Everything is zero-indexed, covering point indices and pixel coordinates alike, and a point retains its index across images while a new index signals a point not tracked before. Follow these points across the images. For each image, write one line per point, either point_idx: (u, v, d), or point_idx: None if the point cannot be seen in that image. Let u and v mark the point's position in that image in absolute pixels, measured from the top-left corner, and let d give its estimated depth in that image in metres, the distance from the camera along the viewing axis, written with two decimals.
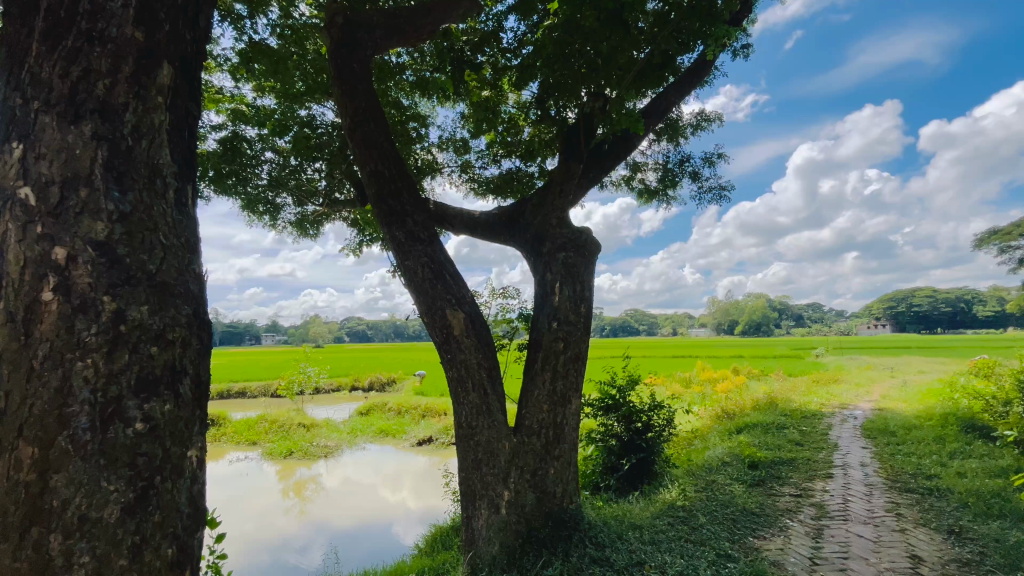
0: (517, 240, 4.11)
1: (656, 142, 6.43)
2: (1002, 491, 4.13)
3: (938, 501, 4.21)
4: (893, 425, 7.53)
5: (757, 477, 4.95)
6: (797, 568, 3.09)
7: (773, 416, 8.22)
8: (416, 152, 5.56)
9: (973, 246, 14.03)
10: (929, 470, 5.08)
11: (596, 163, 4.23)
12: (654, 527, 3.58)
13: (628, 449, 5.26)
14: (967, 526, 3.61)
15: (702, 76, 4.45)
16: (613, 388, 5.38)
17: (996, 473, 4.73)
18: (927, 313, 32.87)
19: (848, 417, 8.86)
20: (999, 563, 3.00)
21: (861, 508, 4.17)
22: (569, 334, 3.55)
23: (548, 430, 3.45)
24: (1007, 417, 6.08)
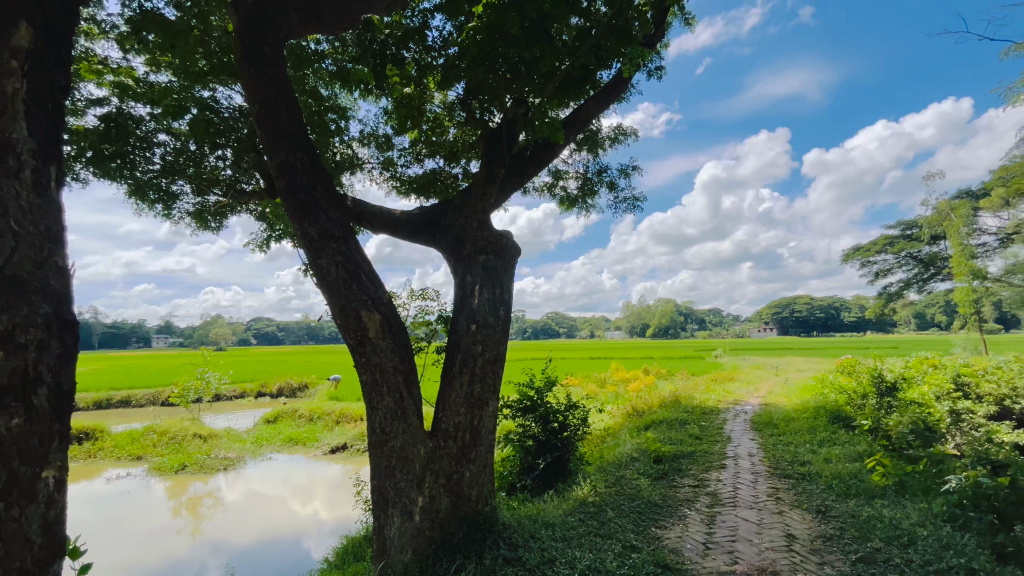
0: (437, 242, 4.06)
1: (576, 152, 6.69)
2: (859, 473, 4.76)
3: (809, 484, 4.78)
4: (776, 418, 8.44)
5: (661, 471, 5.30)
6: (692, 553, 3.34)
7: (677, 413, 8.87)
8: (334, 145, 5.31)
9: (842, 262, 16.17)
10: (803, 457, 5.75)
11: (518, 168, 4.31)
12: (565, 524, 3.68)
13: (543, 449, 5.38)
14: (831, 505, 4.12)
15: (620, 92, 4.66)
16: (531, 390, 5.48)
17: (854, 457, 5.46)
18: (805, 318, 37.29)
19: (740, 411, 9.81)
20: (853, 536, 3.45)
21: (747, 494, 4.62)
22: (487, 337, 3.56)
23: (464, 433, 3.44)
24: (864, 409, 7.06)
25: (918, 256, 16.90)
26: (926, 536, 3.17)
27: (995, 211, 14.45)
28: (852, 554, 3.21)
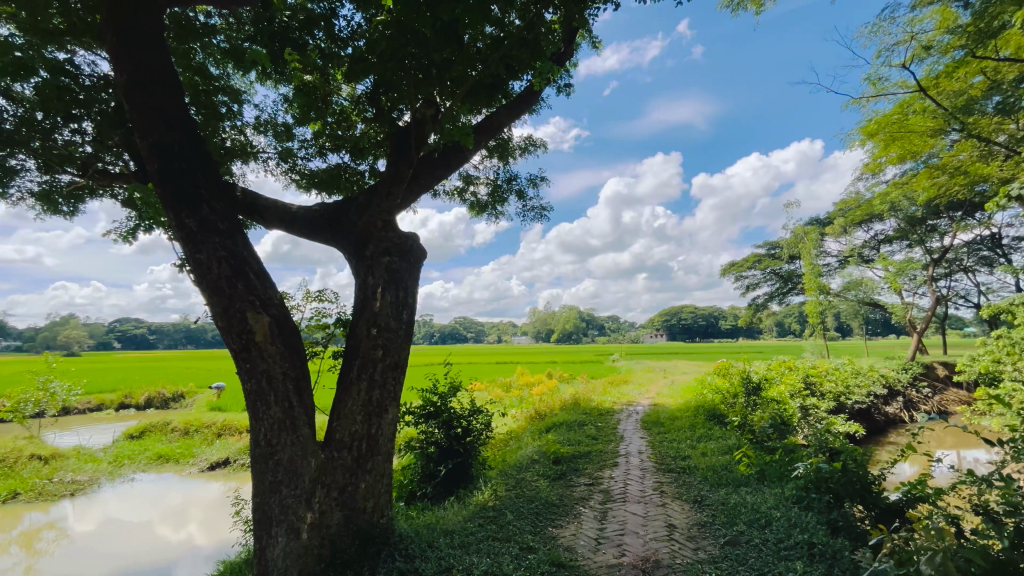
0: (338, 241, 3.86)
1: (488, 158, 6.77)
2: (729, 464, 5.34)
3: (688, 476, 5.26)
4: (663, 416, 9.19)
5: (559, 471, 5.50)
6: (585, 549, 3.50)
7: (576, 415, 9.31)
8: (223, 130, 4.83)
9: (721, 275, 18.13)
10: (684, 452, 6.32)
11: (426, 170, 4.25)
12: (464, 530, 3.66)
13: (445, 455, 5.32)
14: (705, 495, 4.57)
15: (530, 105, 4.78)
16: (435, 395, 5.36)
17: (726, 450, 6.12)
18: (689, 325, 41.17)
19: (633, 411, 10.55)
20: (722, 521, 3.85)
21: (636, 489, 4.96)
22: (389, 342, 3.43)
23: (360, 442, 3.28)
24: (735, 406, 7.95)
25: (779, 272, 19.50)
26: (779, 517, 3.63)
27: (837, 237, 17.16)
28: (721, 538, 3.57)
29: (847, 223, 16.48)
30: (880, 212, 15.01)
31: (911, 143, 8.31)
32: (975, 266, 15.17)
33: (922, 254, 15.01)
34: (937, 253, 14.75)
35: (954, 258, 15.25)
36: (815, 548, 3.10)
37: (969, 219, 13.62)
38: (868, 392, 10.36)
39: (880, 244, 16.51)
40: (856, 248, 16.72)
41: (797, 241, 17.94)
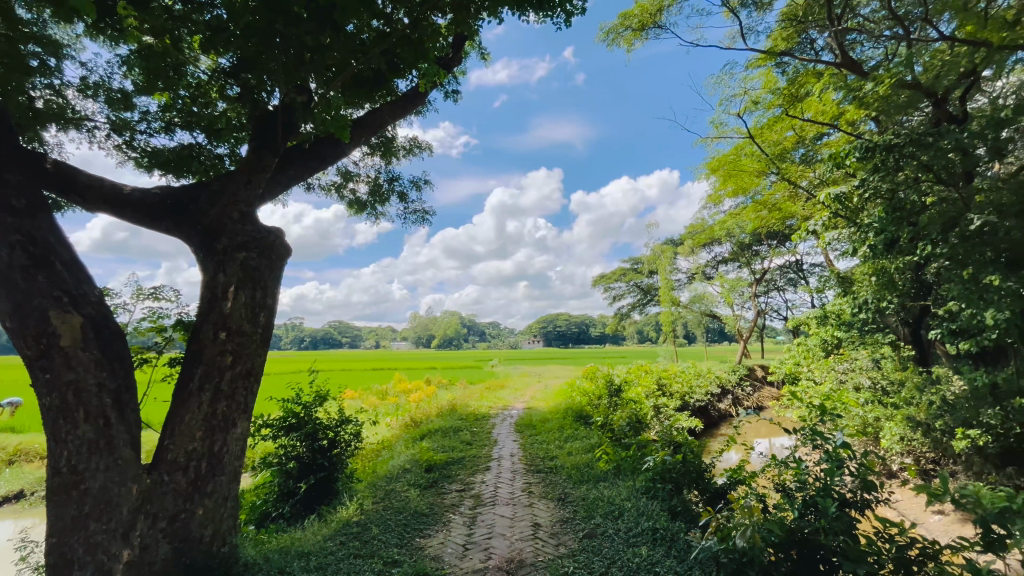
0: (181, 231, 3.38)
1: (369, 155, 6.49)
2: (591, 461, 5.76)
3: (555, 475, 5.56)
4: (535, 419, 9.60)
5: (431, 479, 5.42)
6: (451, 557, 3.48)
7: (452, 421, 9.29)
8: (32, 87, 3.93)
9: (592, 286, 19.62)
10: (552, 452, 6.65)
11: (295, 162, 3.93)
12: (323, 550, 3.40)
13: (307, 470, 4.91)
14: (568, 492, 4.86)
15: (417, 105, 4.68)
16: (298, 406, 4.92)
17: (589, 448, 6.59)
18: (563, 332, 43.74)
19: (507, 415, 10.84)
20: (582, 516, 4.13)
21: (505, 491, 5.09)
22: (240, 347, 3.07)
23: (199, 462, 2.87)
24: (599, 407, 8.60)
25: (640, 285, 21.74)
26: (630, 508, 4.00)
27: (686, 256, 19.66)
28: (581, 532, 3.83)
29: (694, 244, 19.00)
30: (719, 237, 17.58)
31: (742, 181, 9.90)
32: (784, 286, 18.49)
33: (747, 274, 17.89)
34: (758, 274, 17.71)
35: (770, 278, 18.43)
36: (657, 532, 3.46)
37: (781, 247, 16.59)
38: (705, 391, 11.97)
39: (718, 264, 19.30)
40: (701, 267, 19.31)
41: (655, 258, 20.19)
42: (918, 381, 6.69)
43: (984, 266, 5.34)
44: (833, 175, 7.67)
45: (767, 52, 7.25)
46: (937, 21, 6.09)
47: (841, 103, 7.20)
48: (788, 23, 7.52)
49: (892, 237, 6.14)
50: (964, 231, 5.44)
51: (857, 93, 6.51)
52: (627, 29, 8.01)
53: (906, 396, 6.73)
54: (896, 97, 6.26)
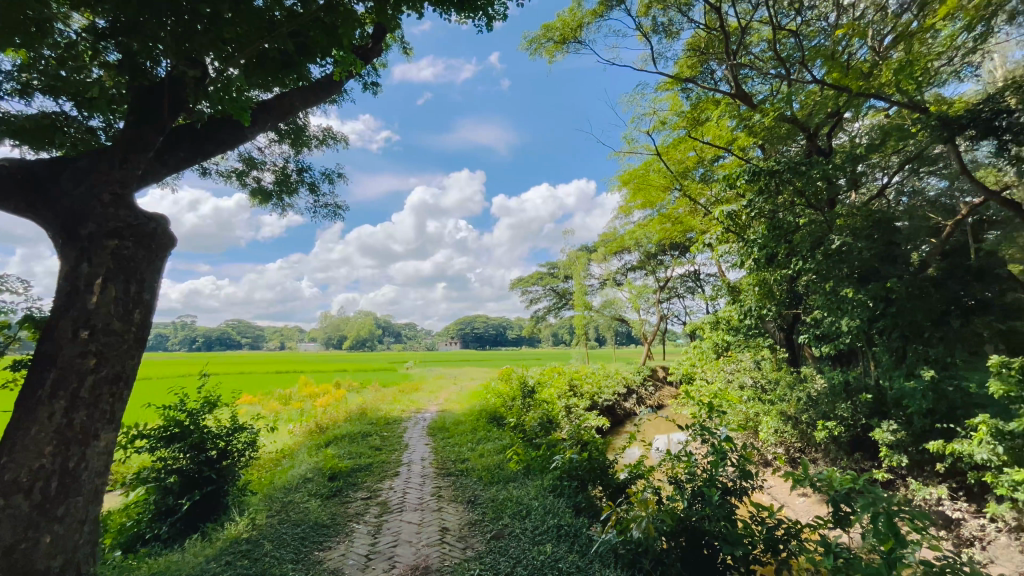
0: (34, 212, 2.89)
1: (276, 142, 6.02)
2: (501, 463, 5.81)
3: (465, 478, 5.53)
4: (448, 422, 9.50)
5: (334, 489, 5.14)
6: (353, 569, 3.33)
7: (361, 426, 8.91)
8: None
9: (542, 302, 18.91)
10: (463, 455, 6.61)
11: (186, 143, 3.54)
12: (205, 573, 3.09)
13: (191, 485, 4.41)
14: (478, 494, 4.87)
15: (330, 94, 4.45)
16: (181, 413, 4.41)
17: (500, 449, 6.66)
18: (480, 333, 43.81)
19: (420, 418, 10.63)
20: (490, 517, 4.16)
21: (414, 497, 4.98)
22: (107, 349, 2.69)
23: (47, 482, 2.48)
24: (512, 408, 8.73)
25: (556, 289, 22.51)
26: (537, 506, 4.09)
27: (599, 263, 20.69)
28: (488, 533, 3.85)
29: (606, 252, 20.04)
30: (628, 246, 18.70)
31: (650, 194, 10.64)
32: (684, 293, 20.07)
33: (653, 281, 19.22)
34: (662, 282, 19.10)
35: (672, 286, 19.95)
36: (562, 529, 3.58)
37: (682, 258, 18.03)
38: (612, 391, 12.62)
39: (627, 271, 20.53)
40: (612, 273, 20.42)
41: (571, 263, 20.97)
42: (789, 380, 7.59)
43: (841, 280, 6.21)
44: (726, 194, 8.49)
45: (674, 77, 7.86)
46: (811, 66, 6.98)
47: (735, 130, 7.99)
48: (692, 53, 8.23)
49: (772, 253, 6.92)
50: (826, 250, 6.29)
51: (747, 121, 7.27)
52: (549, 40, 8.25)
53: (780, 393, 7.60)
54: (778, 129, 7.08)
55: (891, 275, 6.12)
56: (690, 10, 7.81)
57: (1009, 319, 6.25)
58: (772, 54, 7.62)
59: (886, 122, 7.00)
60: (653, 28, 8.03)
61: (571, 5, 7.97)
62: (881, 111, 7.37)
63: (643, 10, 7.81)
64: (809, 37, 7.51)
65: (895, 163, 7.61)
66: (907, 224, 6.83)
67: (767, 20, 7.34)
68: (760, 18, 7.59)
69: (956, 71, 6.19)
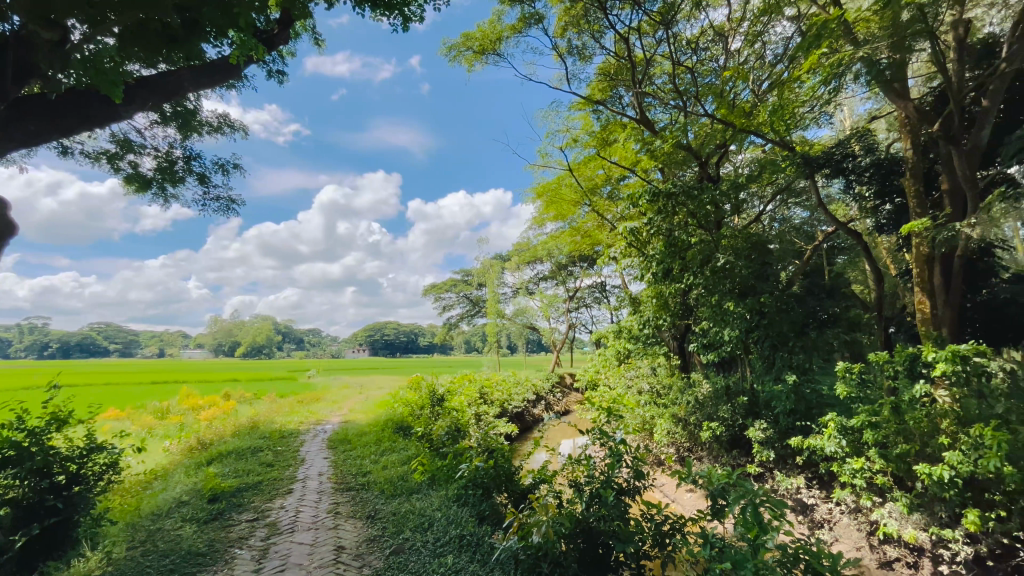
0: None
1: (160, 124, 5.37)
2: (404, 474, 5.63)
3: (365, 493, 5.28)
4: (350, 433, 9.01)
5: (214, 512, 4.66)
6: None
7: (251, 441, 8.16)
8: None
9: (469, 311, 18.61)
10: (365, 468, 6.30)
11: (40, 115, 3.06)
12: None
13: (27, 518, 3.62)
14: (379, 508, 4.67)
15: (226, 78, 4.08)
16: (18, 433, 3.73)
17: (404, 461, 6.46)
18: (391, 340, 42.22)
19: (319, 431, 9.96)
20: (390, 532, 4.01)
21: (307, 516, 4.64)
22: None
23: None
24: (420, 418, 8.49)
25: (469, 297, 22.49)
26: (439, 518, 4.01)
27: (513, 271, 21.05)
28: (387, 549, 3.71)
29: (519, 261, 20.48)
30: (541, 256, 19.26)
31: (562, 208, 11.07)
32: (591, 303, 21.03)
33: (563, 291, 19.93)
34: (572, 291, 19.88)
35: (581, 296, 20.83)
36: (465, 539, 3.54)
37: (590, 270, 18.93)
38: (522, 398, 12.83)
39: (539, 281, 21.13)
40: (524, 283, 20.87)
41: (484, 271, 21.11)
42: (681, 385, 8.24)
43: (725, 295, 6.92)
44: (630, 212, 9.08)
45: (586, 98, 8.28)
46: (704, 101, 7.75)
47: (639, 153, 8.58)
48: (603, 77, 8.75)
49: (668, 267, 7.50)
50: (713, 267, 6.98)
51: (650, 146, 7.86)
52: (468, 49, 8.27)
53: (673, 397, 8.22)
54: (676, 155, 7.75)
55: (764, 291, 6.93)
56: (602, 37, 8.29)
57: (852, 331, 7.34)
58: (672, 87, 8.33)
59: (762, 156, 7.94)
60: (568, 49, 8.39)
61: (491, 17, 8.09)
62: (759, 146, 8.36)
63: (559, 32, 8.15)
64: (703, 75, 8.34)
65: (770, 193, 8.66)
66: (777, 247, 7.80)
67: (668, 55, 8.02)
68: (662, 52, 8.28)
69: (815, 118, 7.21)
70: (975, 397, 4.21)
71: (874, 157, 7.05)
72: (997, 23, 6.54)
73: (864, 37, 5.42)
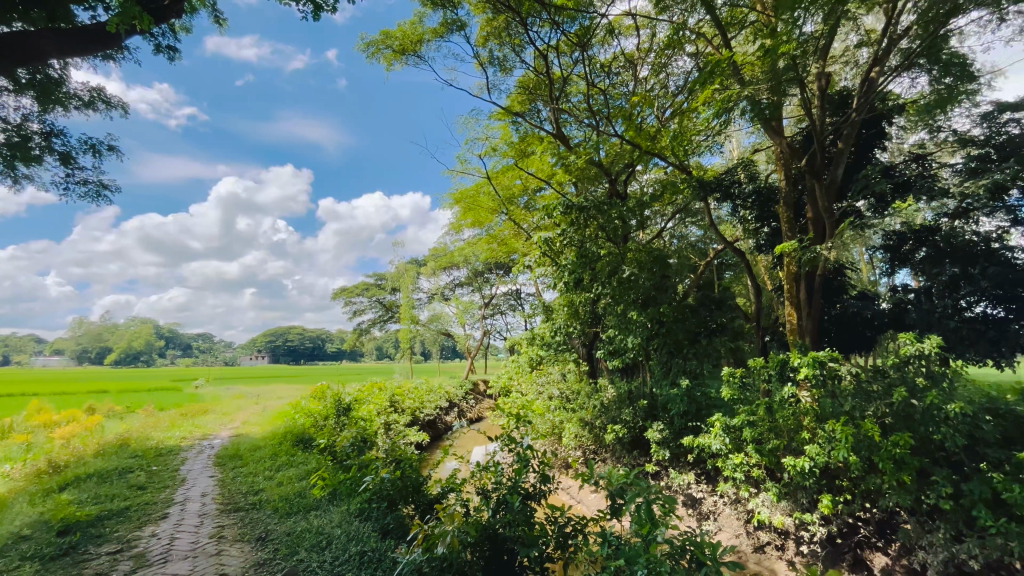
0: None
1: (11, 92, 4.56)
2: (302, 490, 5.27)
3: (256, 512, 4.86)
4: (242, 448, 8.25)
5: (65, 546, 3.99)
6: None
7: (119, 461, 7.15)
8: None
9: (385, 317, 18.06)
10: (258, 485, 5.81)
11: None
12: None
13: None
14: (271, 529, 4.32)
15: (105, 48, 3.58)
16: None
17: (302, 476, 6.04)
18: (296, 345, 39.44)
19: (205, 447, 9.01)
20: (283, 554, 3.72)
21: (185, 543, 4.16)
22: None
23: None
24: (323, 429, 8.01)
25: (382, 302, 21.77)
26: (338, 535, 3.80)
27: (429, 277, 20.75)
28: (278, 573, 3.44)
29: (436, 267, 20.25)
30: (458, 262, 19.23)
31: (479, 215, 11.14)
32: (506, 310, 21.32)
33: (479, 298, 20.00)
34: (487, 298, 20.02)
35: (496, 303, 21.05)
36: (365, 555, 3.38)
37: (506, 278, 19.21)
38: (435, 406, 12.66)
39: (456, 287, 21.04)
40: (440, 288, 20.66)
41: (399, 276, 20.56)
42: (588, 390, 8.62)
43: (629, 304, 7.37)
44: (545, 223, 9.38)
45: (506, 109, 8.44)
46: (615, 121, 8.26)
47: (555, 166, 8.89)
48: (522, 90, 8.99)
49: (578, 277, 7.78)
50: (619, 278, 7.42)
51: (565, 160, 8.20)
52: (387, 47, 8.04)
53: (581, 402, 8.56)
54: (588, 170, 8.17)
55: (664, 301, 7.50)
56: (522, 51, 8.50)
57: (735, 339, 8.14)
58: (586, 106, 8.76)
59: (664, 177, 8.62)
60: (489, 59, 8.51)
61: (412, 18, 7.96)
62: (662, 168, 9.06)
63: (481, 41, 8.25)
64: (614, 97, 8.88)
65: (671, 211, 9.41)
66: (676, 261, 8.47)
67: (583, 75, 8.43)
68: (578, 73, 8.68)
69: (710, 146, 7.99)
70: (829, 397, 4.86)
71: (755, 185, 7.97)
72: (850, 79, 7.74)
73: (749, 79, 6.11)
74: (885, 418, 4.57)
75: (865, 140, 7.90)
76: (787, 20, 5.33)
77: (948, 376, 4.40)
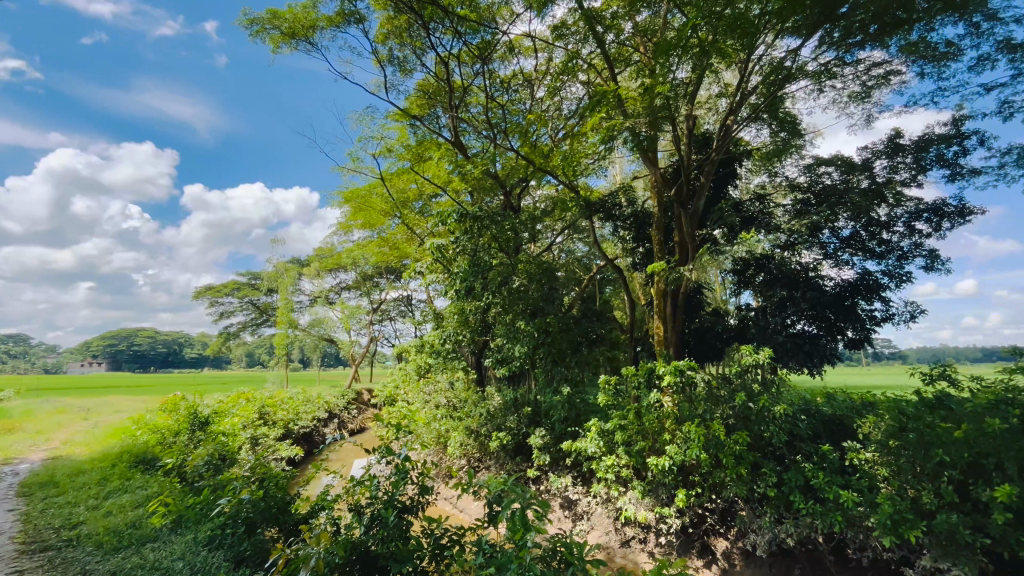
0: None
1: None
2: (137, 520, 4.51)
3: (72, 551, 4.05)
4: None
5: None
6: None
7: None
8: None
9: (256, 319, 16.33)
10: (76, 518, 4.85)
11: None
12: None
13: None
14: (90, 570, 3.62)
15: None
16: None
17: (138, 504, 5.17)
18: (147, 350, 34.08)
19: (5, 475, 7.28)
20: None
21: None
22: None
23: None
24: (172, 447, 6.95)
25: (256, 303, 19.76)
26: (180, 568, 3.31)
27: (311, 278, 19.31)
28: None
29: (320, 268, 18.94)
30: (345, 264, 18.22)
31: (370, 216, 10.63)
32: (396, 317, 20.60)
33: (366, 302, 19.10)
34: (376, 304, 19.20)
35: (385, 309, 20.26)
36: None
37: (396, 283, 18.61)
38: (312, 418, 11.73)
39: (342, 291, 19.88)
40: (324, 291, 19.37)
41: (277, 276, 18.84)
42: (475, 398, 8.64)
43: (517, 314, 7.57)
44: (439, 229, 9.28)
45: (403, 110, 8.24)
46: (511, 136, 8.49)
47: (451, 173, 8.86)
48: (422, 94, 8.86)
49: (470, 286, 7.77)
50: (509, 288, 7.60)
51: (462, 168, 8.21)
52: (274, 28, 7.35)
53: (468, 410, 8.54)
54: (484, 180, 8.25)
55: (550, 312, 7.82)
56: (423, 55, 8.38)
57: (612, 349, 8.77)
58: (484, 118, 8.90)
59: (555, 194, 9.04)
60: (388, 58, 8.24)
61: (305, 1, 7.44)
62: (553, 185, 9.49)
63: (380, 38, 7.97)
64: (512, 112, 9.14)
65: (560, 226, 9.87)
66: (563, 274, 8.91)
67: (483, 88, 8.57)
68: (478, 84, 8.79)
69: (597, 169, 8.58)
70: (686, 402, 5.43)
71: None
72: (711, 123, 8.88)
73: (631, 112, 6.69)
74: (729, 420, 5.24)
75: (722, 177, 9.06)
76: (663, 64, 5.99)
77: (776, 382, 5.19)
